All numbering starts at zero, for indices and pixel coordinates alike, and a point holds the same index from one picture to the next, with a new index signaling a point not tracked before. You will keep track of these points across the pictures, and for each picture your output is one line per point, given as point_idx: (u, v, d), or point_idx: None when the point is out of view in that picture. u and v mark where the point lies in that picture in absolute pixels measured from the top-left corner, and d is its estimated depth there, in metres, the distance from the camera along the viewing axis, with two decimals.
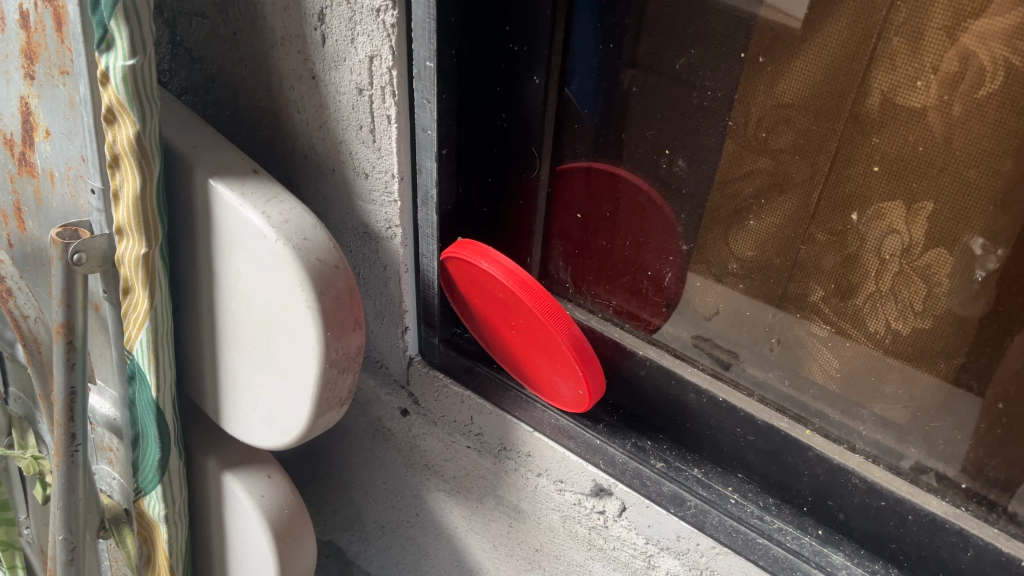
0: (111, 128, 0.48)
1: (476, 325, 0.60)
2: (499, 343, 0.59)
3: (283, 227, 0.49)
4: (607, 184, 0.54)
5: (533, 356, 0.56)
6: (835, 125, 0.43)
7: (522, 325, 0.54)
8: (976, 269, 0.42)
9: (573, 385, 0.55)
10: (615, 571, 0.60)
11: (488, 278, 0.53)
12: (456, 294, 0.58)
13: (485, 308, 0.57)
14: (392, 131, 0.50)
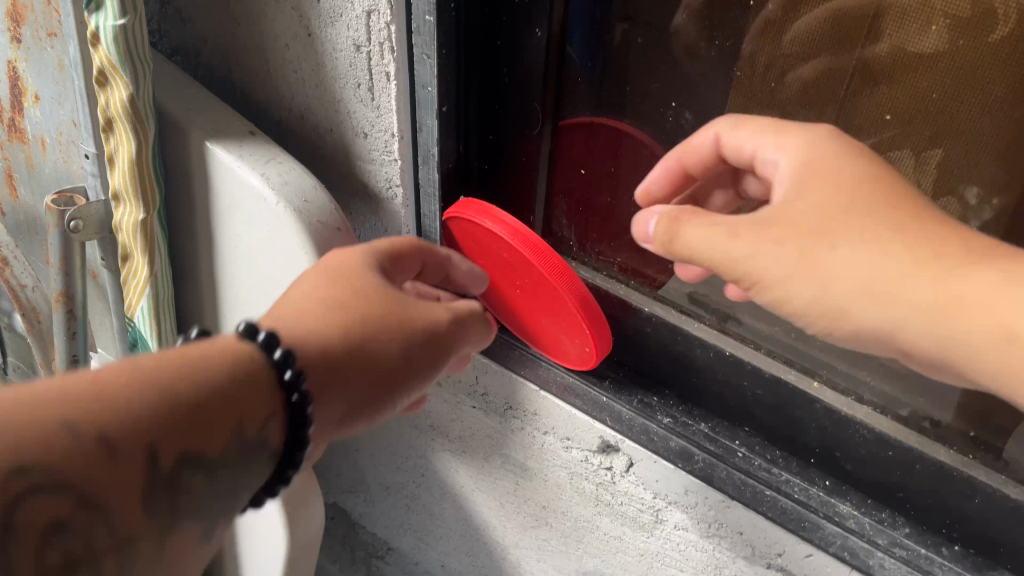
0: (103, 91, 0.46)
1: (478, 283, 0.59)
2: (502, 302, 0.58)
3: (283, 189, 0.48)
4: (611, 139, 0.53)
5: (537, 315, 0.56)
6: (841, 78, 0.43)
7: (528, 282, 0.54)
8: (973, 219, 0.43)
9: (579, 342, 0.55)
10: (622, 525, 0.61)
11: (491, 235, 0.52)
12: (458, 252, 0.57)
13: (487, 266, 0.56)
14: (391, 89, 0.49)
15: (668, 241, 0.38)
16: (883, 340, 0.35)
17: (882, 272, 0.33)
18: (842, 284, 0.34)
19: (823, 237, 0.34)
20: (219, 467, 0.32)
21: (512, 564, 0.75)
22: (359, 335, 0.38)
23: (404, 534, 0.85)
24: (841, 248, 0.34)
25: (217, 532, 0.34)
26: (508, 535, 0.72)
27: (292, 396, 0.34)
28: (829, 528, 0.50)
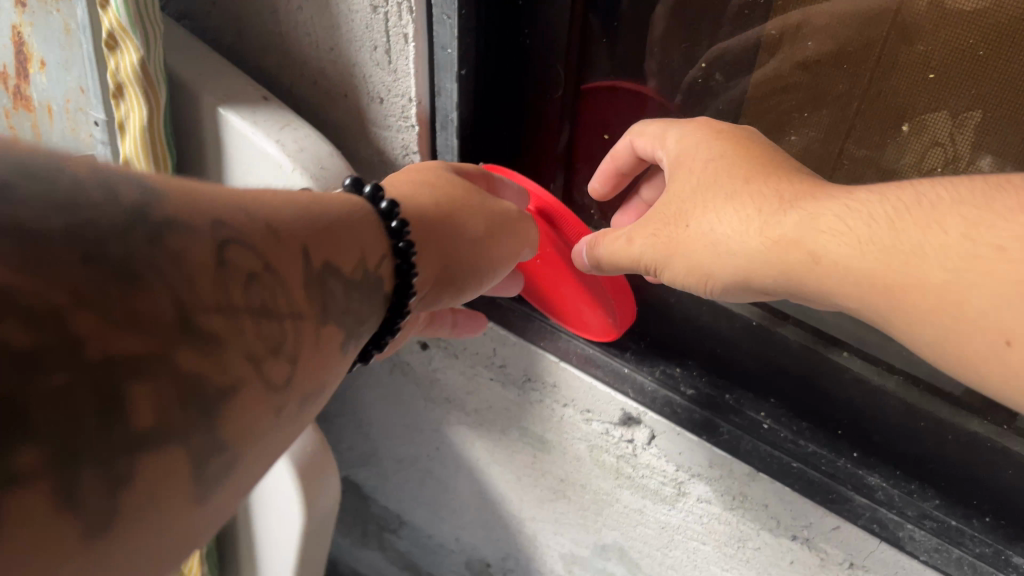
0: (113, 55, 0.45)
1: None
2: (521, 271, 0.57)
3: (298, 156, 0.46)
4: (635, 103, 0.52)
5: (556, 289, 0.55)
6: (879, 34, 0.42)
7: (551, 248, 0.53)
8: None
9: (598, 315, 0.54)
10: (643, 498, 0.60)
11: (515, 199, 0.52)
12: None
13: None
14: (409, 52, 0.47)
15: (596, 266, 0.47)
16: (751, 288, 0.40)
17: (722, 239, 0.39)
18: (698, 253, 0.41)
19: (676, 225, 0.42)
20: (352, 283, 0.33)
21: (528, 537, 0.74)
22: (447, 209, 0.43)
23: (417, 507, 0.84)
24: (692, 224, 0.41)
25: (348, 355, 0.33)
26: (524, 508, 0.71)
27: (399, 243, 0.37)
28: (858, 500, 0.49)
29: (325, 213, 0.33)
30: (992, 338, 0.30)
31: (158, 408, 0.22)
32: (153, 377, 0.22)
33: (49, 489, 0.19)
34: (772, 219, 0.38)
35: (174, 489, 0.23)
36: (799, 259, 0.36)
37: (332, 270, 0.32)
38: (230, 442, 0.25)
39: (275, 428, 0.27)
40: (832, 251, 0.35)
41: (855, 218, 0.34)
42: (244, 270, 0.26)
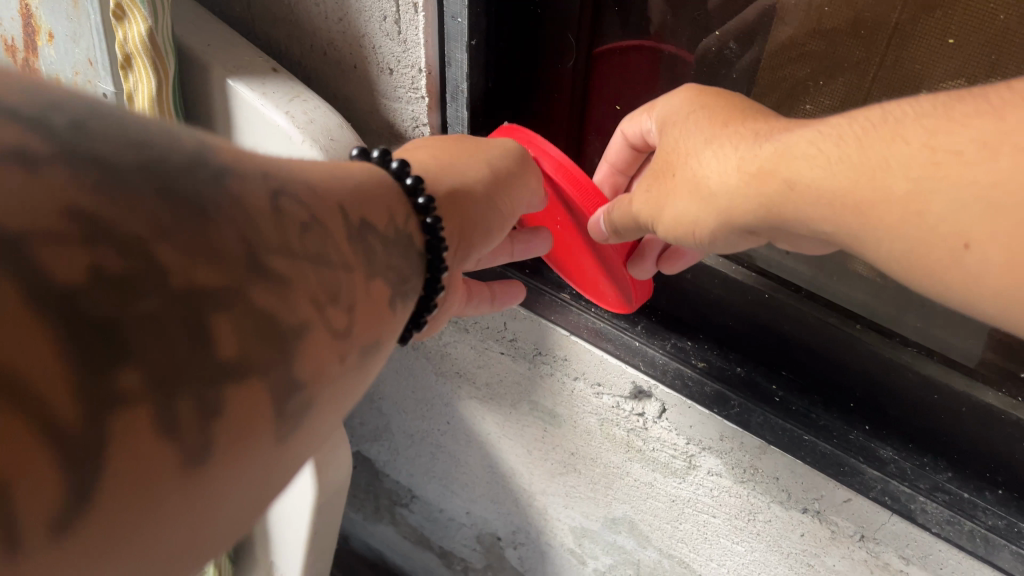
0: (120, 24, 0.44)
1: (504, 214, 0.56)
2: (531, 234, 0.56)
3: (308, 127, 0.46)
4: (646, 73, 0.51)
5: (576, 254, 0.55)
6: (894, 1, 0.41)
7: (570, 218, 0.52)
8: None
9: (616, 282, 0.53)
10: (653, 472, 0.60)
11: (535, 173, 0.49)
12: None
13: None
14: (418, 21, 0.47)
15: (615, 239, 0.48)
16: (737, 231, 0.39)
17: (702, 182, 0.39)
18: (683, 200, 0.41)
19: (665, 176, 0.42)
20: (387, 239, 0.32)
21: (538, 511, 0.74)
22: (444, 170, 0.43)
23: (428, 482, 0.84)
24: (676, 172, 0.41)
25: (397, 308, 0.31)
26: (534, 482, 0.72)
27: (426, 217, 0.36)
28: (869, 472, 0.49)
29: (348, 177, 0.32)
30: (950, 244, 0.30)
31: (238, 338, 0.21)
32: (236, 309, 0.21)
33: (150, 409, 0.19)
34: (744, 162, 0.37)
35: (259, 422, 0.22)
36: (773, 196, 0.36)
37: (370, 227, 0.30)
38: (307, 380, 0.24)
39: (344, 375, 0.26)
40: (804, 175, 0.34)
41: (827, 142, 0.34)
42: (300, 217, 0.25)
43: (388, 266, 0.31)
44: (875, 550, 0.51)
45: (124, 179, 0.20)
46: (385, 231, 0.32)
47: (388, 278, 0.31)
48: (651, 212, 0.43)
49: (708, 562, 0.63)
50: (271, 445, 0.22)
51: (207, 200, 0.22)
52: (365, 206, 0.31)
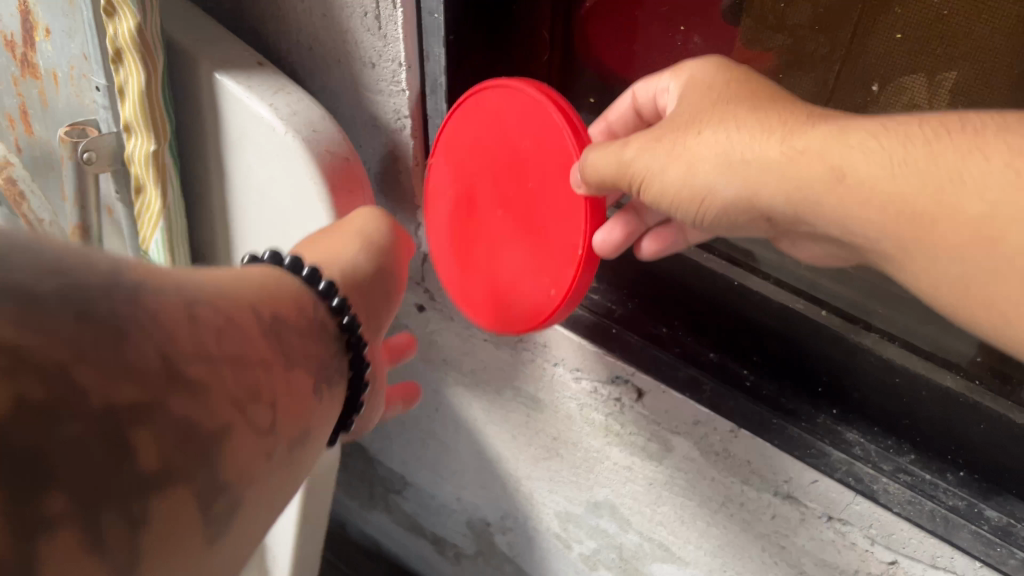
0: (111, 20, 0.46)
1: (438, 177, 0.53)
2: (448, 213, 0.53)
3: (292, 119, 0.48)
4: (621, 67, 0.53)
5: (508, 244, 0.51)
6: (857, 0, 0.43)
7: (527, 204, 0.49)
8: None
9: (517, 308, 0.51)
10: (631, 455, 0.62)
11: (533, 136, 0.47)
12: (450, 135, 0.51)
13: (468, 168, 0.51)
14: (398, 17, 0.48)
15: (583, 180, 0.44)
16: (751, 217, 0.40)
17: (733, 149, 0.38)
18: (706, 160, 0.38)
19: (686, 135, 0.40)
20: (302, 329, 0.36)
21: (525, 496, 0.76)
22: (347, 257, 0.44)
23: (420, 469, 0.86)
24: (705, 126, 0.39)
25: (321, 394, 0.36)
26: (520, 468, 0.73)
27: (344, 318, 0.40)
28: (835, 454, 0.51)
29: (251, 279, 0.35)
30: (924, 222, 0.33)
31: (160, 451, 0.24)
32: (155, 423, 0.24)
33: (77, 529, 0.21)
34: (790, 137, 0.36)
35: (186, 521, 0.25)
36: (821, 179, 0.35)
37: (283, 321, 0.35)
38: (230, 479, 0.27)
39: (271, 468, 0.31)
40: (859, 170, 0.34)
41: (887, 137, 0.34)
42: (214, 323, 0.29)
43: (308, 352, 0.36)
44: (843, 530, 0.53)
45: (43, 308, 0.21)
46: (300, 325, 0.36)
47: (310, 367, 0.36)
48: (647, 165, 0.41)
49: (686, 544, 0.65)
50: (199, 548, 0.26)
51: (126, 319, 0.24)
52: (275, 306, 0.35)
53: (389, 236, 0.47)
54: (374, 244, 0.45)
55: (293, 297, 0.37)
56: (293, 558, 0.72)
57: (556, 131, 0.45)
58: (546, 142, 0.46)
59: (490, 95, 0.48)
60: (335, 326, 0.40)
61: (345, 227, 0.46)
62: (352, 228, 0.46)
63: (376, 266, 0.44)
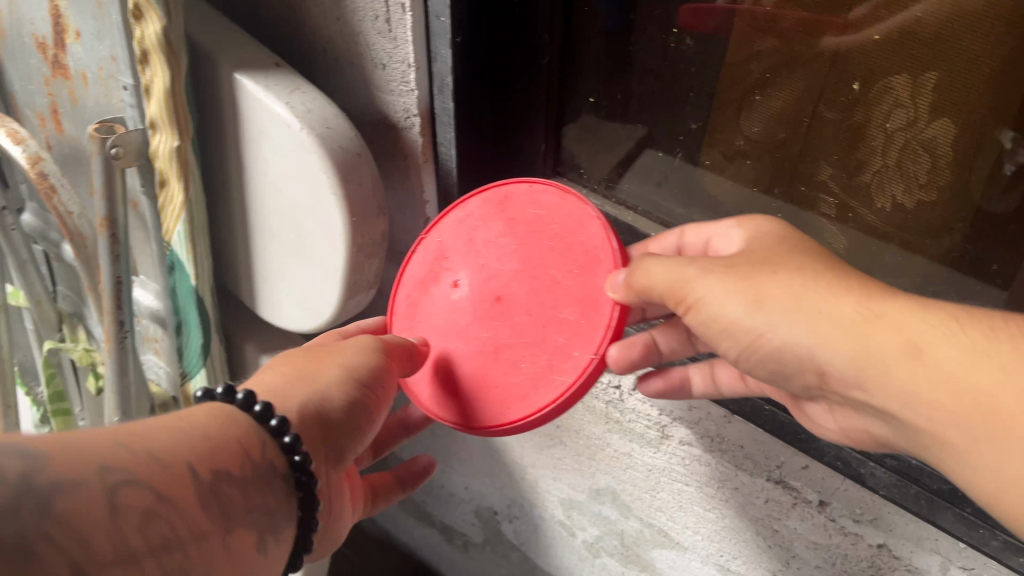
0: (138, 24, 0.49)
1: (433, 260, 0.55)
2: (429, 299, 0.54)
3: (306, 117, 0.51)
4: (619, 66, 0.55)
5: (501, 341, 0.50)
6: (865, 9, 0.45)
7: (522, 303, 0.49)
8: (967, 145, 0.45)
9: (478, 408, 0.50)
10: (630, 442, 0.65)
11: (555, 232, 0.50)
12: (464, 220, 0.54)
13: (471, 254, 0.52)
14: (407, 20, 0.51)
15: (627, 287, 0.45)
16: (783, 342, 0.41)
17: (805, 296, 0.40)
18: (774, 302, 0.40)
19: (760, 276, 0.42)
20: (244, 480, 0.36)
21: (530, 484, 0.79)
22: (315, 390, 0.43)
23: (429, 458, 0.89)
24: (780, 272, 0.41)
25: (268, 550, 0.38)
26: (525, 456, 0.76)
27: (294, 458, 0.39)
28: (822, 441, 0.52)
29: (195, 429, 0.36)
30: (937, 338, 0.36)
31: None
32: None
33: None
34: (865, 304, 0.39)
35: None
36: (896, 349, 0.37)
37: (228, 477, 0.36)
38: None
39: None
40: (935, 351, 0.36)
41: (970, 324, 0.36)
42: (138, 506, 0.32)
43: (257, 507, 0.37)
44: (832, 515, 0.55)
45: None
46: (243, 474, 0.37)
47: (254, 526, 0.37)
48: (705, 292, 0.42)
49: (684, 529, 0.67)
50: None
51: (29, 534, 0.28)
52: (218, 460, 0.36)
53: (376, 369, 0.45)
54: (358, 378, 0.44)
55: (241, 442, 0.37)
56: None
57: (585, 232, 0.49)
58: (569, 242, 0.49)
59: (522, 189, 0.52)
60: (284, 464, 0.39)
61: (329, 358, 0.45)
62: (337, 360, 0.45)
63: (348, 401, 0.43)
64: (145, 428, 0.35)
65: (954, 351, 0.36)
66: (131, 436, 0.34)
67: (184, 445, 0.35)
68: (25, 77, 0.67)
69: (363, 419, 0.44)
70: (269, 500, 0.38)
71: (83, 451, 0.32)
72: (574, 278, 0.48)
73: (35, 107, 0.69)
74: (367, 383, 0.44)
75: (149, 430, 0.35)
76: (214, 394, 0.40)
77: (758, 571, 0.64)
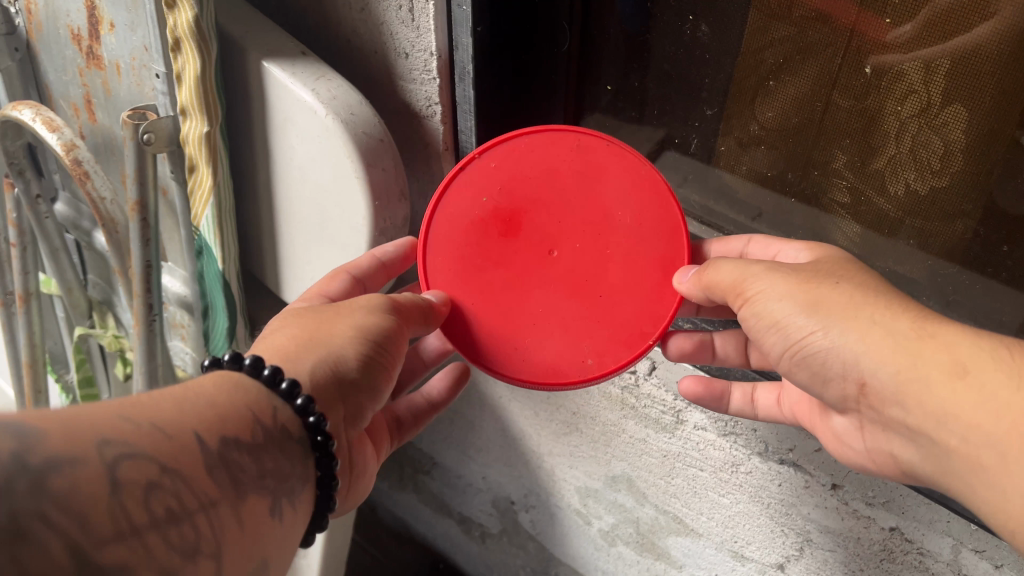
0: (172, 13, 0.51)
1: (482, 181, 0.52)
2: (474, 224, 0.52)
3: (331, 103, 0.52)
4: (636, 56, 0.57)
5: (548, 297, 0.52)
6: None
7: (581, 266, 0.52)
8: (979, 133, 0.45)
9: (514, 358, 0.52)
10: (645, 428, 0.66)
11: (631, 206, 0.51)
12: (527, 149, 0.52)
13: (532, 194, 0.52)
14: (429, 9, 0.53)
15: (701, 278, 0.48)
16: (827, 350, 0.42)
17: (865, 305, 0.41)
18: (830, 306, 0.42)
19: (822, 283, 0.43)
20: (257, 447, 0.37)
21: (546, 472, 0.80)
22: (329, 357, 0.44)
23: (447, 448, 0.91)
24: (843, 282, 0.43)
25: (282, 515, 0.38)
26: (542, 444, 0.78)
27: (316, 437, 0.40)
28: None
29: (200, 398, 0.36)
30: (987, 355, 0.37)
31: None
32: None
33: None
34: (918, 323, 0.40)
35: None
36: (942, 367, 0.38)
37: (234, 441, 0.36)
38: None
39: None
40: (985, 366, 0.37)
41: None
42: (144, 478, 0.31)
43: (270, 473, 0.37)
44: (845, 498, 0.56)
45: None
46: (255, 442, 0.37)
47: (267, 492, 0.37)
48: (764, 288, 0.44)
49: (698, 515, 0.68)
50: None
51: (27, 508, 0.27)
52: (225, 426, 0.36)
53: (385, 328, 0.47)
54: (366, 338, 0.46)
55: (249, 408, 0.38)
56: None
57: (665, 219, 0.52)
58: (646, 223, 0.51)
59: (600, 145, 0.52)
60: (299, 427, 0.40)
61: (340, 320, 0.46)
62: (347, 322, 0.46)
63: (363, 363, 0.45)
64: (145, 402, 0.34)
65: (994, 369, 0.37)
66: (130, 408, 0.33)
67: (184, 415, 0.35)
68: (60, 69, 0.70)
69: (374, 379, 0.46)
70: (282, 465, 0.38)
71: (86, 424, 0.31)
72: (641, 259, 0.52)
73: (70, 98, 0.72)
74: (375, 342, 0.46)
75: (147, 404, 0.34)
76: (224, 360, 0.41)
77: (772, 556, 0.64)
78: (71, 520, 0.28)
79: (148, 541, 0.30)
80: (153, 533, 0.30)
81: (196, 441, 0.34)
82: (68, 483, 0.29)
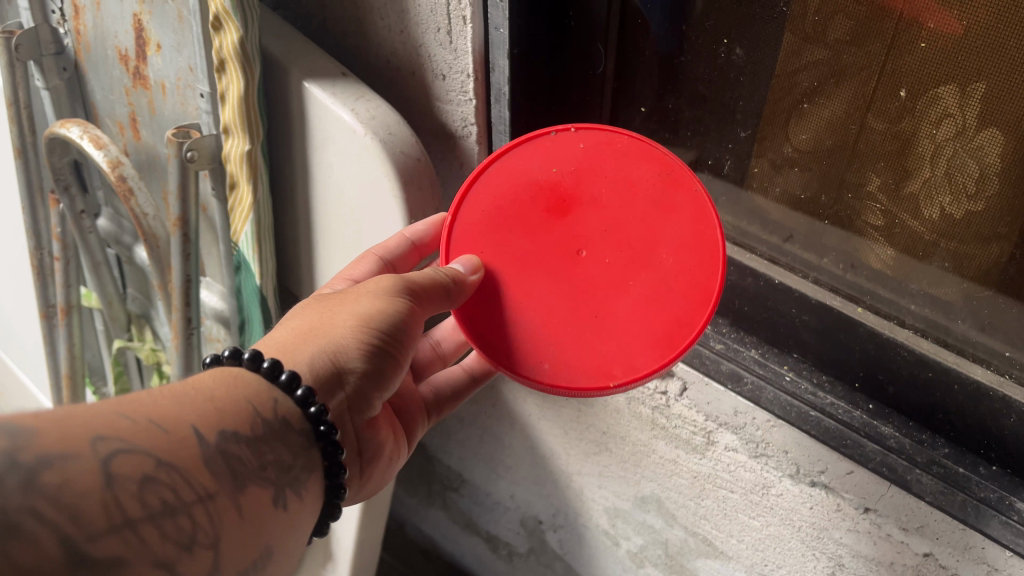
0: (218, 34, 0.53)
1: (552, 153, 0.52)
2: (527, 196, 0.52)
3: (370, 122, 0.53)
4: (669, 76, 0.57)
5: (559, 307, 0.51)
6: (916, 15, 0.44)
7: (599, 276, 0.51)
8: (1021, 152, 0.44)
9: (490, 319, 0.52)
10: (677, 448, 0.66)
11: (677, 256, 0.50)
12: (657, 187, 0.50)
13: (600, 194, 0.51)
14: (467, 32, 0.54)
15: None
16: None
17: None
18: None
19: None
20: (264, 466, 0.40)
21: (575, 492, 0.80)
22: (320, 346, 0.46)
23: (474, 466, 0.91)
24: None
25: (284, 505, 0.42)
26: (571, 463, 0.78)
27: (320, 427, 0.44)
28: (869, 445, 0.53)
29: (200, 391, 0.40)
30: None
31: None
32: None
33: None
34: None
35: None
36: None
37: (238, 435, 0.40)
38: None
39: None
40: None
41: None
42: None
43: (271, 463, 0.41)
44: (877, 521, 0.54)
45: None
46: (255, 434, 0.41)
47: (269, 483, 0.41)
48: None
49: (729, 538, 0.68)
50: None
51: None
52: (224, 421, 0.39)
53: (392, 321, 0.48)
54: (368, 328, 0.47)
55: (248, 401, 0.41)
56: (357, 528, 0.79)
57: (698, 290, 0.50)
58: (680, 281, 0.50)
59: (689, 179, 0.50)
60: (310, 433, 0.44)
61: (343, 309, 0.48)
62: (350, 311, 0.48)
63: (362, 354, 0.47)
64: (141, 401, 0.38)
65: None
66: (129, 405, 0.37)
67: (180, 411, 0.38)
68: (107, 88, 0.73)
69: (379, 369, 0.48)
70: (283, 457, 0.42)
71: (84, 423, 0.35)
72: (653, 303, 0.50)
73: (116, 117, 0.74)
74: (377, 330, 0.47)
75: (146, 403, 0.38)
76: (222, 355, 0.44)
77: None
78: (64, 514, 0.32)
79: (143, 533, 0.34)
80: (146, 525, 0.34)
81: (195, 436, 0.38)
82: (61, 482, 0.32)
